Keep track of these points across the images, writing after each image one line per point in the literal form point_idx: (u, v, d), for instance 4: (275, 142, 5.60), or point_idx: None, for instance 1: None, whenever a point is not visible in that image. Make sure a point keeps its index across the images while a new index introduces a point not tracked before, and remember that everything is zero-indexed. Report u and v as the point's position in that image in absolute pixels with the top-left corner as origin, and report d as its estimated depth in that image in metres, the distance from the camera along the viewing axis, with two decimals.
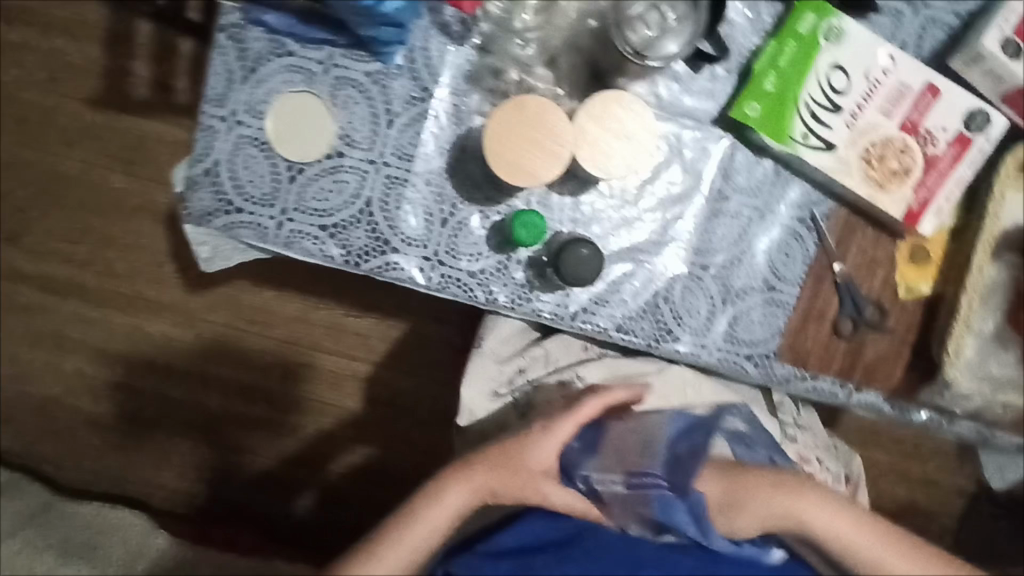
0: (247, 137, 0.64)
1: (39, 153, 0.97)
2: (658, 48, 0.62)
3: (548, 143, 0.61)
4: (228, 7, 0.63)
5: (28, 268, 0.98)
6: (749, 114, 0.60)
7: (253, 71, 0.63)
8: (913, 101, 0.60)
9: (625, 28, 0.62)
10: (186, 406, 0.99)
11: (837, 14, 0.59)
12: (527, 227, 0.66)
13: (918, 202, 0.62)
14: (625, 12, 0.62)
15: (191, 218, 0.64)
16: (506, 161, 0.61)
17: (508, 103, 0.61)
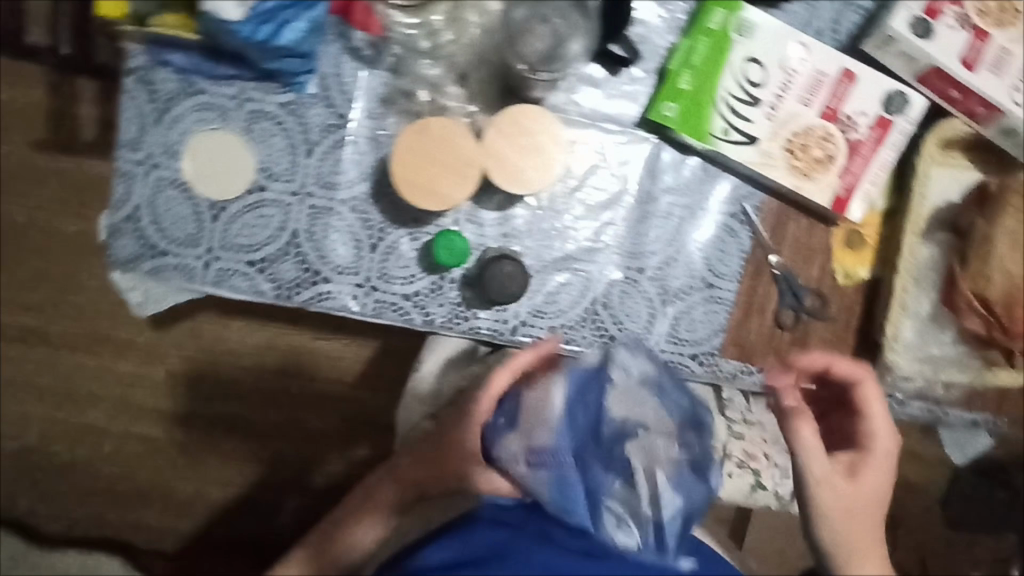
0: (165, 178, 0.67)
1: (49, 216, 1.21)
2: (561, 56, 0.62)
3: (457, 164, 0.55)
4: (135, 50, 0.65)
5: (51, 325, 1.23)
6: (666, 115, 0.63)
7: (165, 112, 0.66)
8: (827, 90, 0.63)
9: (518, 43, 0.61)
10: (173, 438, 1.24)
11: (744, 9, 0.62)
12: (449, 248, 0.66)
13: (844, 188, 0.64)
14: (515, 27, 0.61)
15: (119, 265, 0.68)
16: (413, 186, 0.54)
17: (408, 127, 0.54)
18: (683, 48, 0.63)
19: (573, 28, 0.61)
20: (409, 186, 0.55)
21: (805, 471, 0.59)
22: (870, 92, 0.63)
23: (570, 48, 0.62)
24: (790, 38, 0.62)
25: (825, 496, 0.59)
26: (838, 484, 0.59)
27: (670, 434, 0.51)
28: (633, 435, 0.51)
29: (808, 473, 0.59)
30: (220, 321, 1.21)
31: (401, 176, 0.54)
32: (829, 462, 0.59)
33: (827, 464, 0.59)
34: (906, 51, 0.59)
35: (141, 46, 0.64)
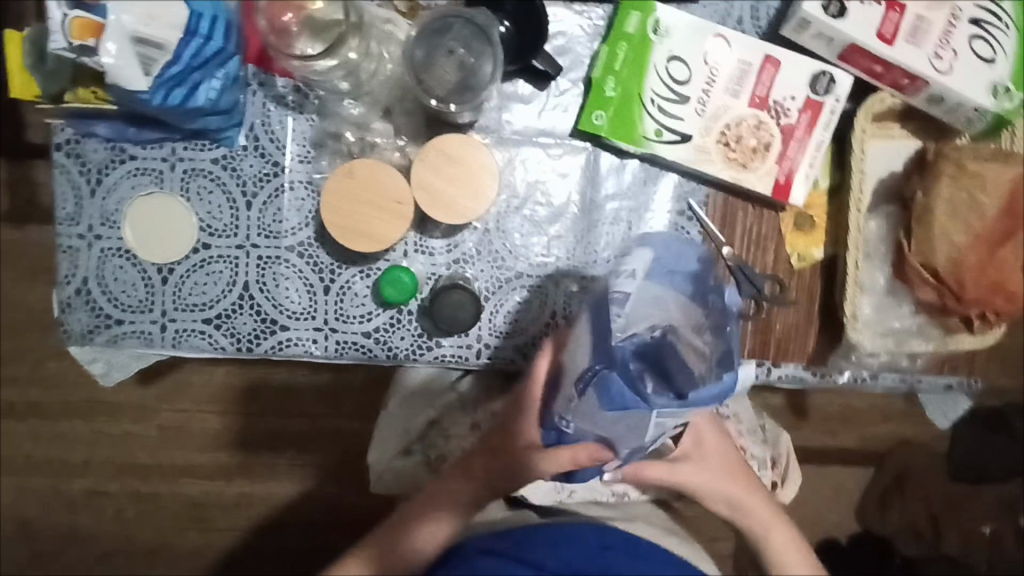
0: (109, 248, 0.67)
1: (29, 290, 1.23)
2: (475, 83, 0.57)
3: (388, 202, 0.55)
4: (61, 125, 0.65)
5: (39, 394, 1.24)
6: (596, 123, 0.63)
7: (99, 182, 0.66)
8: (753, 78, 0.63)
9: (426, 76, 0.58)
10: (171, 492, 1.24)
11: (659, 9, 0.62)
12: (395, 284, 0.65)
13: (784, 173, 0.64)
14: (421, 61, 0.58)
15: (75, 339, 0.68)
16: (348, 229, 0.55)
17: (338, 170, 0.54)
18: (604, 56, 0.63)
19: (482, 53, 0.57)
20: (345, 231, 0.55)
21: (706, 474, 0.60)
22: (795, 75, 0.63)
23: (482, 73, 0.58)
24: (708, 32, 0.63)
25: (733, 493, 0.60)
26: (736, 487, 0.60)
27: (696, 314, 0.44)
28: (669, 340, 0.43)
29: (711, 475, 0.60)
30: (203, 372, 1.21)
31: (336, 223, 0.54)
32: (727, 457, 0.61)
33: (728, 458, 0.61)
34: (821, 32, 0.60)
35: (64, 120, 0.64)
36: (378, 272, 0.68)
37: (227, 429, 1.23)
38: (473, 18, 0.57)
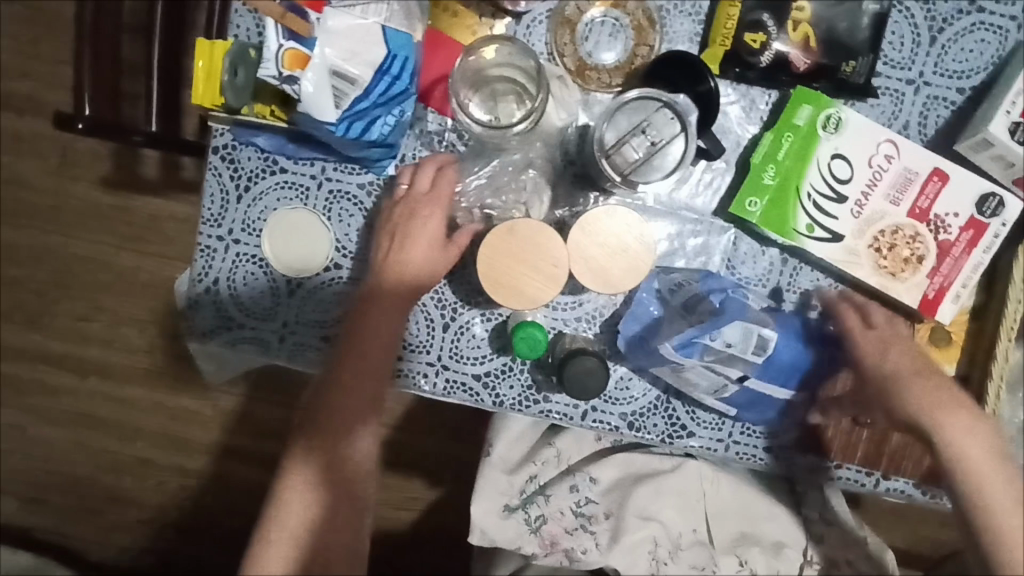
0: (245, 254, 0.68)
1: None
2: (654, 168, 0.57)
3: (545, 267, 0.56)
4: (220, 128, 0.66)
5: None
6: (749, 210, 0.62)
7: (248, 189, 0.67)
8: (920, 187, 0.62)
9: (615, 154, 0.57)
10: None
11: (833, 105, 0.61)
12: (529, 341, 0.60)
13: (934, 289, 0.62)
14: (614, 135, 0.57)
15: (195, 334, 0.69)
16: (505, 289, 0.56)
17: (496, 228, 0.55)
18: (767, 144, 0.62)
19: (669, 136, 0.57)
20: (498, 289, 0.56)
21: (875, 363, 0.61)
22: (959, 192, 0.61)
23: (668, 158, 0.57)
24: (879, 136, 0.61)
25: (905, 382, 0.60)
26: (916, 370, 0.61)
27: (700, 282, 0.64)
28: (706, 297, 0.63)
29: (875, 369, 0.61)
30: None
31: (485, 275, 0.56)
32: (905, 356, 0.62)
33: (905, 348, 0.62)
34: (1002, 154, 0.60)
35: (227, 125, 0.65)
36: (499, 317, 0.68)
37: None
38: (665, 105, 0.57)
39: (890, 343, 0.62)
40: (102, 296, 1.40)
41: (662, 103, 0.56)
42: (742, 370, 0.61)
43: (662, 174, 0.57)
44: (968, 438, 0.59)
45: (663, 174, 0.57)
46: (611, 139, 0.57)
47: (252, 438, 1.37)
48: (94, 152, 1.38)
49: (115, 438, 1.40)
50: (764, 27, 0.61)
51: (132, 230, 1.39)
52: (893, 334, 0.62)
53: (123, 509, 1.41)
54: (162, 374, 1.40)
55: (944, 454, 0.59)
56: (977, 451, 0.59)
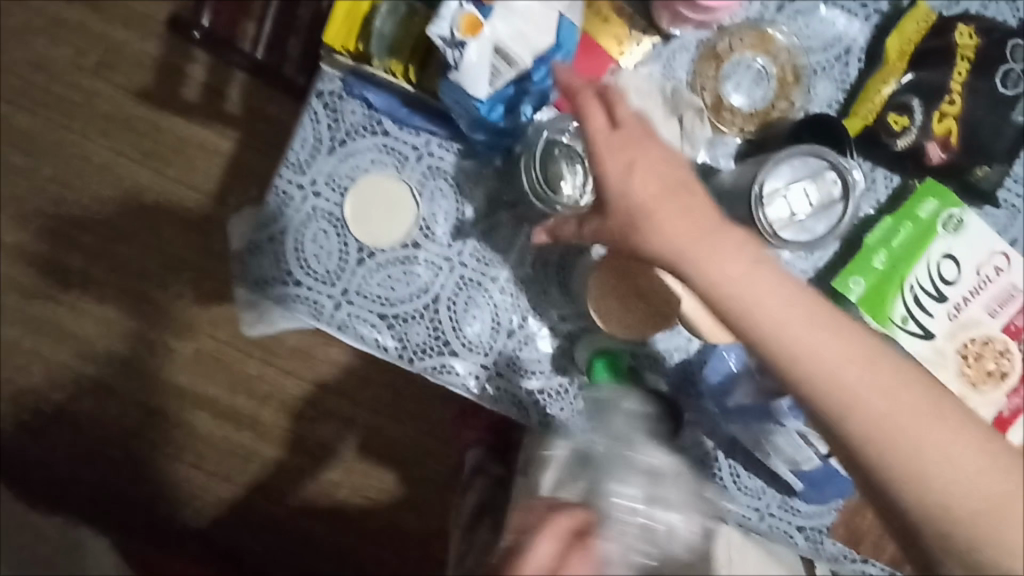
0: (321, 209, 0.63)
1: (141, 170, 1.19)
2: (804, 230, 0.53)
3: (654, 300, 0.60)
4: (331, 74, 0.62)
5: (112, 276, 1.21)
6: (852, 288, 0.60)
7: (343, 143, 0.63)
8: (609, 136, 0.49)
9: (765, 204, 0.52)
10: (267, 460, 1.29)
11: (958, 206, 0.61)
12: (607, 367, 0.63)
13: (1010, 408, 0.63)
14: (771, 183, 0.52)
15: (247, 282, 0.64)
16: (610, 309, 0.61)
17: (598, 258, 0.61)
18: (884, 228, 0.61)
19: (827, 201, 0.53)
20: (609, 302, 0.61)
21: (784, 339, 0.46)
22: (666, 156, 0.49)
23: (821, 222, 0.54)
24: (993, 246, 0.62)
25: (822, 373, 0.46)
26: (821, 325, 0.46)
27: None
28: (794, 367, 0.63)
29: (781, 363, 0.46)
30: None
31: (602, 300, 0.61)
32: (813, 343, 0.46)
33: (785, 306, 0.46)
34: None
35: (341, 72, 0.61)
36: (566, 335, 0.66)
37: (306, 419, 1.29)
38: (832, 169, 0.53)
39: (787, 333, 0.46)
40: (107, 209, 1.33)
41: (829, 165, 0.53)
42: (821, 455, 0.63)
43: (797, 239, 0.53)
44: (911, 404, 0.46)
45: (801, 241, 0.53)
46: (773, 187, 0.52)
47: (230, 389, 1.30)
48: (136, 59, 1.32)
49: (84, 359, 1.31)
50: (911, 112, 0.60)
51: (157, 150, 1.32)
52: (804, 317, 0.46)
53: (68, 434, 1.30)
54: (149, 302, 1.32)
55: (901, 454, 0.46)
56: (929, 423, 0.46)
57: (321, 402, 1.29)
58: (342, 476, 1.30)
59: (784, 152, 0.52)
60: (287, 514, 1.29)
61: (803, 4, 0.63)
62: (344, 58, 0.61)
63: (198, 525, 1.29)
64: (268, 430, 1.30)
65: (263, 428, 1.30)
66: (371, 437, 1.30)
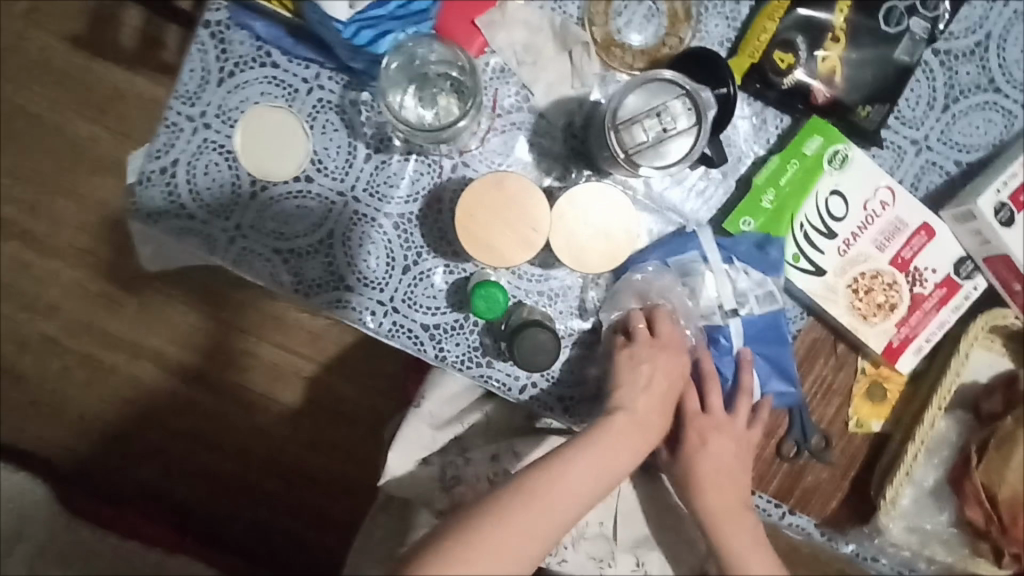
0: (212, 142, 0.63)
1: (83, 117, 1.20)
2: (659, 157, 0.54)
3: (523, 229, 0.58)
4: (218, 4, 0.62)
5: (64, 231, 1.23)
6: (743, 229, 0.62)
7: (231, 75, 0.62)
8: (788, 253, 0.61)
9: (622, 131, 0.54)
10: (212, 411, 1.30)
11: (842, 142, 0.62)
12: (487, 299, 0.59)
13: (899, 337, 0.64)
14: (623, 111, 0.54)
15: (138, 214, 0.63)
16: (477, 239, 0.58)
17: (482, 179, 0.58)
18: (773, 166, 0.62)
19: (682, 128, 0.54)
20: (474, 239, 0.58)
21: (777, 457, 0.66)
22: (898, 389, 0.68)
23: (675, 148, 0.54)
24: (881, 180, 0.63)
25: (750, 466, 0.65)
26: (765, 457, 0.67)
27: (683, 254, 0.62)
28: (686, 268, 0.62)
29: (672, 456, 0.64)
30: None
31: (467, 228, 0.58)
32: (725, 459, 0.63)
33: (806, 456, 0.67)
34: (982, 230, 0.62)
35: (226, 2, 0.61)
36: (461, 273, 0.66)
37: (251, 368, 1.30)
38: (688, 95, 0.54)
39: (721, 442, 0.62)
40: (43, 159, 1.31)
41: (681, 92, 0.54)
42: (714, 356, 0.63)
43: (654, 167, 0.55)
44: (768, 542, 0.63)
45: (657, 168, 0.54)
46: (623, 114, 0.55)
47: (173, 341, 1.30)
48: (72, 7, 1.30)
49: (25, 312, 1.31)
50: (795, 49, 0.61)
51: (92, 99, 1.30)
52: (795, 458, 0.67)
53: (11, 386, 1.30)
54: (88, 255, 1.31)
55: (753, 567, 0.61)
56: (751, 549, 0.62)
57: (265, 353, 1.29)
58: (289, 428, 1.30)
59: (637, 79, 0.54)
60: (234, 465, 1.30)
61: None
62: None
63: (145, 475, 1.31)
64: (213, 381, 1.30)
65: (208, 381, 1.30)
66: (317, 390, 1.30)
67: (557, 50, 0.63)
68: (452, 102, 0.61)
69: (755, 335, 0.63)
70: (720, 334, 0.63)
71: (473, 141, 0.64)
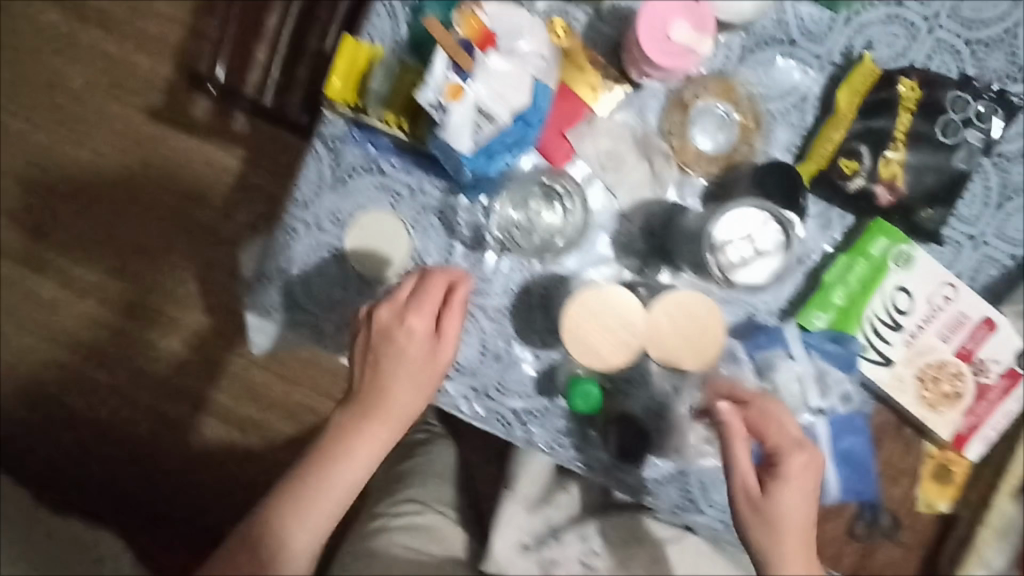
0: (324, 243, 0.69)
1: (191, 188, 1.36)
2: (751, 274, 0.63)
3: (622, 333, 0.64)
4: (333, 119, 0.68)
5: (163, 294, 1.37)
6: (815, 323, 0.66)
7: (343, 182, 0.69)
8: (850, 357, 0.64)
9: (717, 250, 0.63)
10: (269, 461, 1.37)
11: (906, 242, 0.66)
12: (584, 395, 0.69)
13: (966, 426, 0.68)
14: (719, 232, 0.63)
15: (256, 308, 0.70)
16: (582, 343, 0.64)
17: (587, 288, 0.64)
18: (840, 266, 0.67)
19: (770, 248, 0.63)
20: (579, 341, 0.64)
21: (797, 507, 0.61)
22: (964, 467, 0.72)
23: (763, 266, 0.63)
24: (942, 278, 0.67)
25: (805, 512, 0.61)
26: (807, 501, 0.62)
27: (765, 347, 0.66)
28: (766, 363, 0.66)
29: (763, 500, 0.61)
30: None
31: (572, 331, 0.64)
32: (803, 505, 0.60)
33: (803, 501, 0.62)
34: None
35: (342, 118, 0.68)
36: (548, 360, 0.72)
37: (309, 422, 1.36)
38: (771, 216, 0.63)
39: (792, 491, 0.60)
40: (121, 223, 1.40)
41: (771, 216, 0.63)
42: None
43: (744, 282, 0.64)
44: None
45: (748, 283, 0.64)
46: (718, 235, 0.63)
47: (234, 395, 1.38)
48: (148, 80, 1.38)
49: (100, 366, 1.40)
50: (860, 157, 0.65)
51: (168, 167, 1.38)
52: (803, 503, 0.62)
53: (86, 434, 1.40)
54: (157, 313, 1.39)
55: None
56: None
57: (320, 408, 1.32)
58: None
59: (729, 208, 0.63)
60: None
61: (763, 54, 0.67)
62: (346, 110, 0.67)
63: (201, 520, 1.38)
64: (271, 433, 1.36)
65: (264, 432, 1.37)
66: None
67: (638, 158, 0.68)
68: (551, 209, 0.69)
69: (841, 432, 0.67)
70: (799, 430, 0.65)
71: (560, 242, 0.69)
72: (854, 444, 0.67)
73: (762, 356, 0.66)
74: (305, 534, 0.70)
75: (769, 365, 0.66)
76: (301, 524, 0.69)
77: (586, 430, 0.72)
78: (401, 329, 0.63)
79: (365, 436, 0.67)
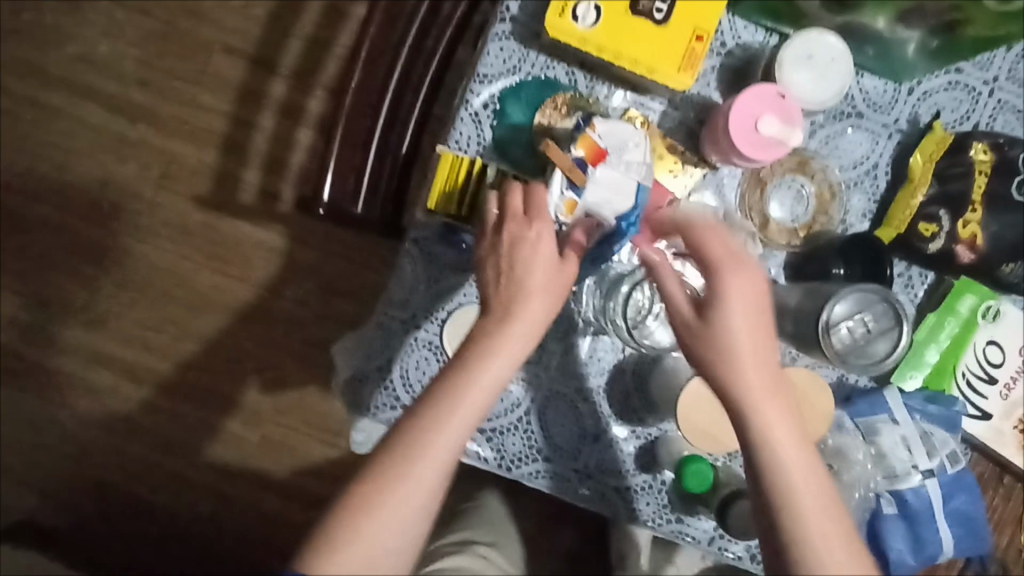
0: (422, 340, 0.71)
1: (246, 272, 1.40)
2: (867, 354, 0.62)
3: None
4: (423, 220, 0.70)
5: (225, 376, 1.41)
6: (909, 384, 0.68)
7: (437, 280, 0.71)
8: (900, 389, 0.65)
9: (830, 337, 0.61)
10: None
11: (993, 298, 0.68)
12: (697, 475, 0.68)
13: None
14: (832, 319, 0.60)
15: (359, 407, 0.73)
16: (697, 428, 0.68)
17: (698, 375, 0.67)
18: (929, 325, 0.69)
19: (882, 328, 0.61)
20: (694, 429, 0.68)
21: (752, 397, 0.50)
22: None
23: (876, 346, 0.62)
24: None
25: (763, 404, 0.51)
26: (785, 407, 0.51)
27: (867, 412, 0.67)
28: (872, 428, 0.66)
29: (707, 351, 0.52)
30: None
31: (686, 417, 0.68)
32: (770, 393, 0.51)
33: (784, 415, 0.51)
34: None
35: (431, 219, 0.70)
36: (646, 436, 0.73)
37: None
38: (883, 298, 0.61)
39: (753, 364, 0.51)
40: (173, 309, 1.42)
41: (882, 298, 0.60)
42: (900, 508, 0.67)
43: (858, 362, 0.62)
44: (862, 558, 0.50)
45: (863, 364, 0.62)
46: (830, 321, 0.61)
47: (296, 471, 1.40)
48: (195, 169, 1.41)
49: (161, 452, 1.41)
50: (938, 220, 0.66)
51: (218, 251, 1.41)
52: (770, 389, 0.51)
53: (151, 520, 1.41)
54: (215, 395, 1.41)
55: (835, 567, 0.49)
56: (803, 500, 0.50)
57: None
58: None
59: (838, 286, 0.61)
60: None
61: (833, 127, 0.70)
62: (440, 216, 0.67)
63: None
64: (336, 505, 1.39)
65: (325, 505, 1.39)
66: None
67: None
68: (640, 290, 0.70)
69: (952, 492, 0.67)
70: (908, 491, 0.67)
71: (652, 321, 0.70)
72: (965, 503, 0.68)
73: (866, 422, 0.67)
74: (375, 550, 0.50)
75: (874, 430, 0.66)
76: (365, 532, 0.50)
77: (692, 504, 0.72)
78: (530, 235, 0.53)
79: (482, 369, 0.51)
